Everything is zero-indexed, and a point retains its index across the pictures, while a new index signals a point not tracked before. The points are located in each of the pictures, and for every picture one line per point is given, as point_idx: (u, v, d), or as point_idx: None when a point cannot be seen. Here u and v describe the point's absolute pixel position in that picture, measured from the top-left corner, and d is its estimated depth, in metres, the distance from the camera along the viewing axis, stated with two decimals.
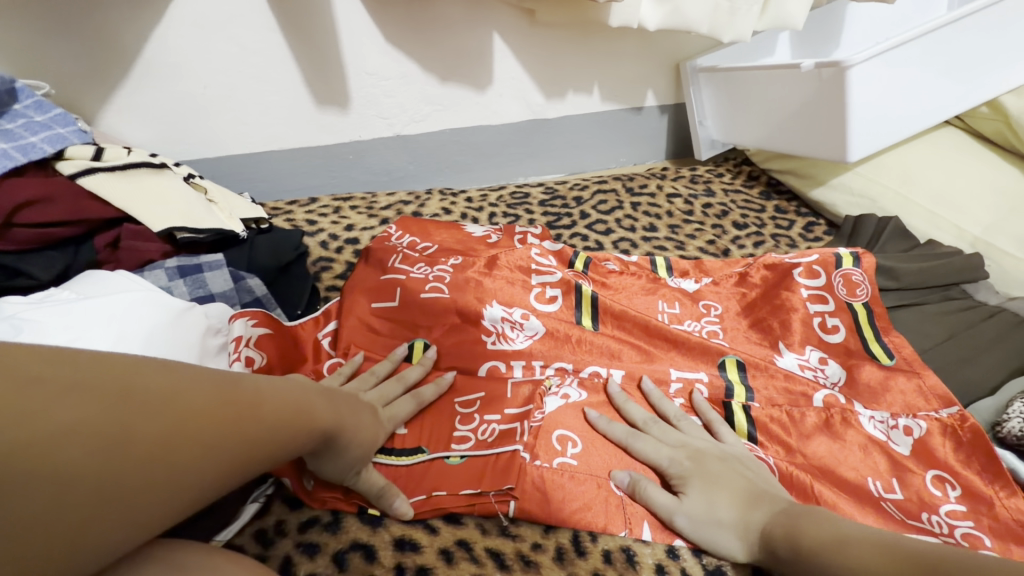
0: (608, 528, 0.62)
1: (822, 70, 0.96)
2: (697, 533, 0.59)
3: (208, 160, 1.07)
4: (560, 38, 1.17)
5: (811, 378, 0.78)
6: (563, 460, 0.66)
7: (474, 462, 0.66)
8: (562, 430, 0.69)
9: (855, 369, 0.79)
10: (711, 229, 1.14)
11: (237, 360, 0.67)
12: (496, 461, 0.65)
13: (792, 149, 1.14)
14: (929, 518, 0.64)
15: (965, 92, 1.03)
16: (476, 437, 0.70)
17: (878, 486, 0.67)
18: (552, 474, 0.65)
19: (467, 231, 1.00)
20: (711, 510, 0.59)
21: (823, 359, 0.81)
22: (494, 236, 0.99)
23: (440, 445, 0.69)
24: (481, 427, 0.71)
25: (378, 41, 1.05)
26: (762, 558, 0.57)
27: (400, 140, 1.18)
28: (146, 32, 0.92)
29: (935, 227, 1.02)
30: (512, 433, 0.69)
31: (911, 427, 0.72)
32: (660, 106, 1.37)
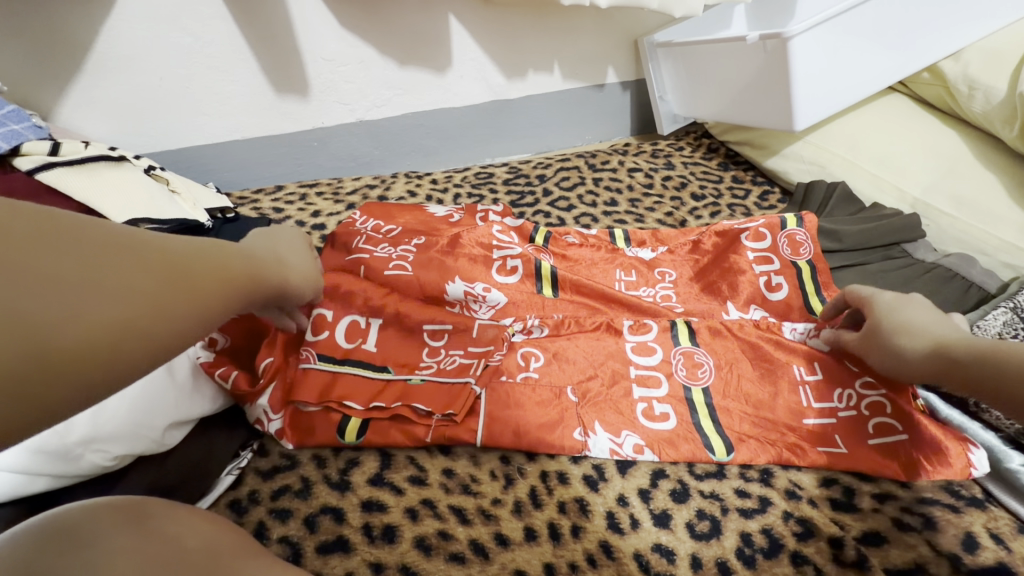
0: (561, 441, 0.69)
1: (766, 41, 0.99)
2: (881, 335, 0.63)
3: (171, 152, 1.08)
4: (516, 18, 1.19)
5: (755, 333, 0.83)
6: (527, 373, 0.74)
7: (433, 387, 0.72)
8: (527, 347, 0.77)
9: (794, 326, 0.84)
10: (670, 201, 1.17)
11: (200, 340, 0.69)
12: (453, 390, 0.71)
13: (746, 120, 1.18)
14: (840, 395, 0.72)
15: (905, 57, 1.07)
16: (439, 366, 0.76)
17: (802, 371, 0.75)
18: (516, 386, 0.72)
19: (432, 212, 1.03)
20: (912, 319, 0.62)
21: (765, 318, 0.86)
22: (456, 215, 1.02)
23: (406, 367, 0.75)
24: (445, 359, 0.76)
25: (334, 28, 1.06)
26: (929, 363, 0.58)
27: (363, 126, 1.19)
28: (95, 26, 0.92)
29: (878, 190, 1.06)
30: (468, 367, 0.74)
31: None
32: (622, 83, 1.40)
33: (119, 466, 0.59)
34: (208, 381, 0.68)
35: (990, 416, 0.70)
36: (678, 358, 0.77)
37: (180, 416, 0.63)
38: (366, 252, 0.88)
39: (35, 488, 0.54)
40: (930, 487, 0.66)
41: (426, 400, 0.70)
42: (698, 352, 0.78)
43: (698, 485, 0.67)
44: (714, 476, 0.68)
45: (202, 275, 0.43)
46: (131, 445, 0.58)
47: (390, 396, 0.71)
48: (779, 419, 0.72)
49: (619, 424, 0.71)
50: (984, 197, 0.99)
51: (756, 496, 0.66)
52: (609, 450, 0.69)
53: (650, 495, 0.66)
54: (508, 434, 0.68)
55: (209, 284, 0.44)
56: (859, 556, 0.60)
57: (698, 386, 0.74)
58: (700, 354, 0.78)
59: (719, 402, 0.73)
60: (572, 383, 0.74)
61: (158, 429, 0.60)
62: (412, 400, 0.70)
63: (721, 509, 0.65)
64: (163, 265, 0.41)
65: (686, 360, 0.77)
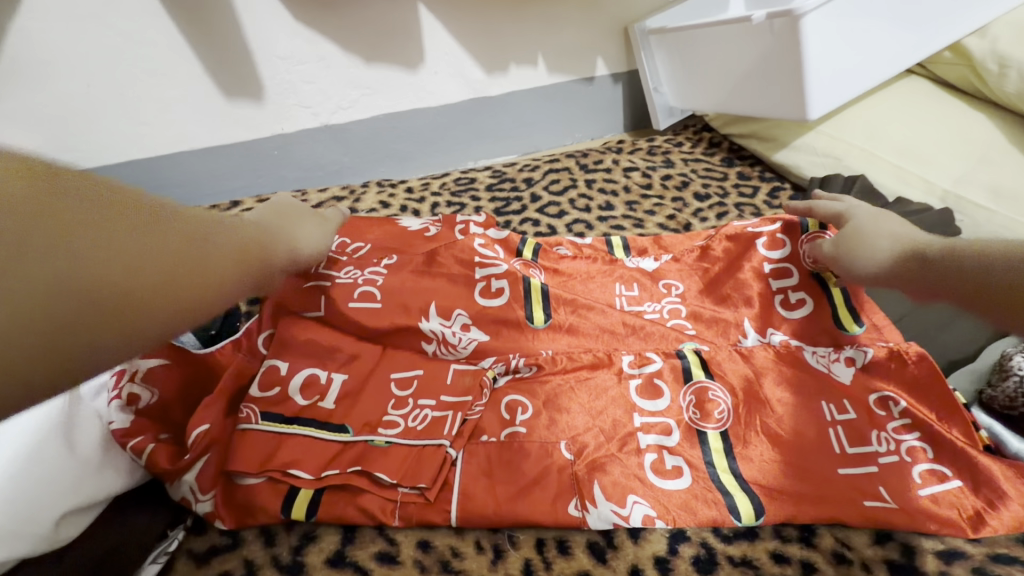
0: (556, 514, 0.57)
1: (774, 21, 0.88)
2: (843, 247, 0.67)
3: (108, 167, 0.96)
4: (492, 5, 1.07)
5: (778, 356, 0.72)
6: (513, 430, 0.63)
7: (398, 449, 0.61)
8: (511, 397, 0.66)
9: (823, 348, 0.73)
10: (672, 202, 1.06)
11: (118, 398, 0.57)
12: (419, 453, 0.61)
13: (751, 111, 1.07)
14: (878, 436, 0.62)
15: (927, 34, 0.97)
16: (406, 423, 0.65)
17: (832, 410, 0.64)
18: (502, 448, 0.62)
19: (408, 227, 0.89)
20: (878, 227, 0.66)
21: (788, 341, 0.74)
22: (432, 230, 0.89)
23: (367, 427, 0.64)
24: (413, 413, 0.66)
25: (287, 21, 0.94)
26: (892, 263, 0.61)
27: (328, 131, 1.08)
28: (3, 27, 0.80)
29: (903, 183, 0.95)
30: (440, 424, 0.64)
31: (854, 357, 0.68)
32: (613, 75, 1.29)
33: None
34: (121, 453, 0.55)
35: None
36: (690, 400, 0.66)
37: (81, 501, 0.50)
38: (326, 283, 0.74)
39: None
40: (1002, 541, 0.55)
41: (389, 468, 0.59)
42: (715, 390, 0.67)
43: (726, 550, 0.56)
44: (745, 537, 0.57)
45: (131, 260, 0.39)
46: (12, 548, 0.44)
47: (346, 460, 0.60)
48: (812, 469, 0.60)
49: (623, 489, 0.58)
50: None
51: (797, 561, 0.55)
52: (613, 521, 0.56)
53: (669, 566, 0.54)
54: (490, 505, 0.57)
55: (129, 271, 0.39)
56: None
57: (713, 430, 0.64)
58: (715, 390, 0.67)
59: (739, 447, 0.62)
60: (566, 438, 0.62)
61: (48, 523, 0.47)
62: (371, 468, 0.59)
63: None
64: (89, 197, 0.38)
65: (699, 400, 0.66)
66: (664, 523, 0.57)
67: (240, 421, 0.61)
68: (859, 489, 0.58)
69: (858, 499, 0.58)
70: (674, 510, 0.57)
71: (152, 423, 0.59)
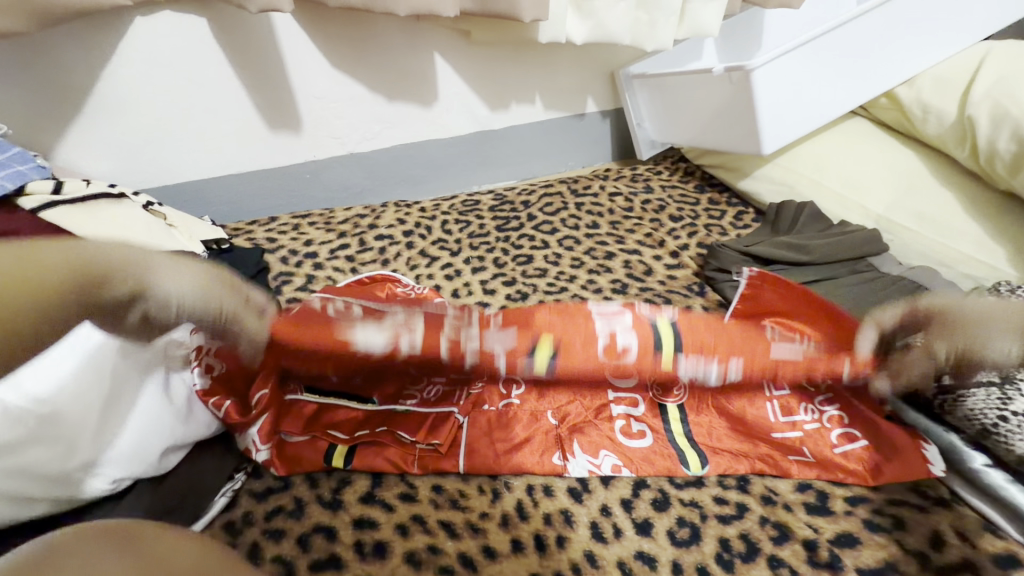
0: (542, 466, 0.71)
1: (732, 73, 1.06)
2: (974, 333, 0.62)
3: (168, 187, 1.12)
4: (497, 53, 1.25)
5: None
6: (508, 401, 0.79)
7: (418, 416, 0.76)
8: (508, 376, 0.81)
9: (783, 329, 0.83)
10: (649, 223, 1.23)
11: (199, 367, 0.70)
12: (434, 419, 0.75)
13: (718, 146, 1.24)
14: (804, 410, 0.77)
15: (863, 84, 1.15)
16: (421, 396, 0.79)
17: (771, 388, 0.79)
18: (501, 415, 0.77)
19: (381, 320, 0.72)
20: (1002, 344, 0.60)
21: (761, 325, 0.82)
22: (405, 343, 0.69)
23: (389, 397, 0.78)
24: (427, 388, 0.80)
25: (325, 67, 1.12)
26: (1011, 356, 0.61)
27: (354, 158, 1.25)
28: (97, 71, 0.97)
29: (844, 209, 1.12)
30: (452, 396, 0.79)
31: None
32: (601, 111, 1.47)
33: (117, 491, 0.59)
34: (202, 408, 0.69)
35: (956, 416, 0.71)
36: (653, 380, 0.81)
37: (177, 440, 0.64)
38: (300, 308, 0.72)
39: (38, 513, 0.53)
40: (898, 489, 0.69)
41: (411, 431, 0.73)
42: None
43: (678, 494, 0.70)
44: (694, 485, 0.71)
45: None
46: (131, 469, 0.59)
47: (375, 423, 0.75)
48: (750, 433, 0.75)
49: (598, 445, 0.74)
50: (942, 212, 1.05)
51: (734, 502, 0.69)
52: (587, 469, 0.71)
53: (632, 505, 0.68)
54: (492, 457, 0.71)
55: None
56: (833, 556, 0.63)
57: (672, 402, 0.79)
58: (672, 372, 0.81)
59: (692, 415, 0.77)
60: (553, 408, 0.78)
61: (156, 453, 0.61)
62: (396, 430, 0.74)
63: (701, 516, 0.67)
64: None
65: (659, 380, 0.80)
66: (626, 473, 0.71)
67: (289, 393, 0.76)
68: (790, 446, 0.74)
69: (789, 452, 0.73)
70: (638, 461, 0.72)
71: (223, 387, 0.72)
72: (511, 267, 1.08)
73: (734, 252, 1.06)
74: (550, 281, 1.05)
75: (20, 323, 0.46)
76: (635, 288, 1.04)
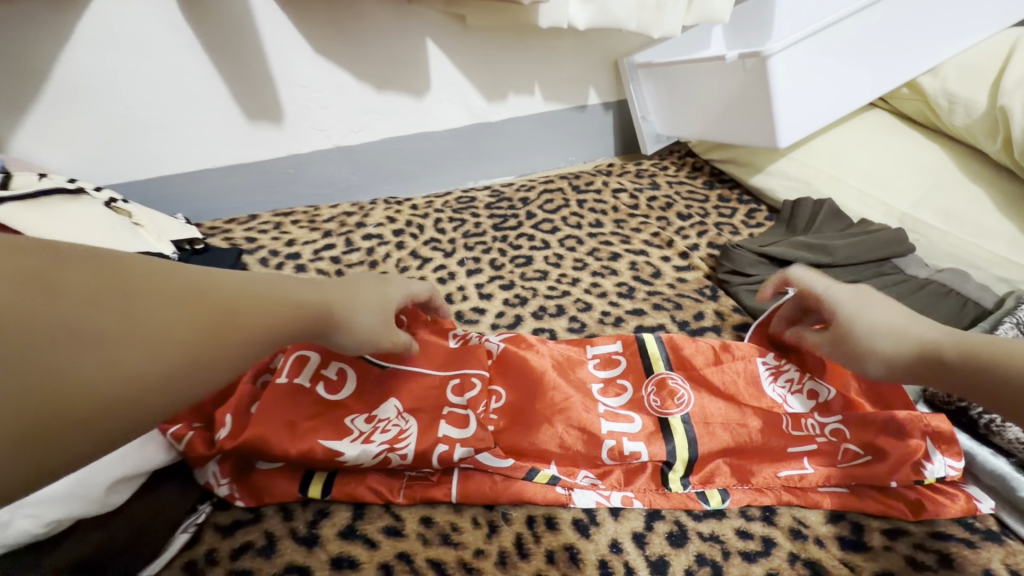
0: (543, 498, 0.64)
1: (746, 60, 0.98)
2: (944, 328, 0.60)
3: (138, 182, 1.04)
4: (494, 41, 1.17)
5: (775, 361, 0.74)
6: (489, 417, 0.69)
7: None
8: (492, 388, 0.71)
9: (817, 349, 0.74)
10: (656, 221, 1.15)
11: None
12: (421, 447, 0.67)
13: (729, 139, 1.17)
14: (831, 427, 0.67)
15: (885, 73, 1.07)
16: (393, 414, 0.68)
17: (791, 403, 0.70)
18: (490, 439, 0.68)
19: (371, 416, 0.66)
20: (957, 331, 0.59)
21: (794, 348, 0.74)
22: (396, 458, 0.62)
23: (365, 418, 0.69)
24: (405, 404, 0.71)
25: (307, 52, 1.03)
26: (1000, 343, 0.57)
27: (340, 151, 1.17)
28: (55, 55, 0.88)
29: (865, 206, 1.05)
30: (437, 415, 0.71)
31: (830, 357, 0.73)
32: (604, 103, 1.39)
33: (54, 533, 0.51)
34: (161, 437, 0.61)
35: (1004, 439, 0.66)
36: (651, 389, 0.71)
37: (128, 469, 0.56)
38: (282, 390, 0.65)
39: None
40: (943, 520, 0.62)
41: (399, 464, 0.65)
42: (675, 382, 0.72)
43: (696, 526, 0.62)
44: (714, 515, 0.63)
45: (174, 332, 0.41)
46: (70, 507, 0.51)
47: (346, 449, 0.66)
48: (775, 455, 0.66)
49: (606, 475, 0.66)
50: (971, 209, 0.98)
51: (759, 536, 0.61)
52: (595, 500, 0.64)
53: (645, 540, 0.61)
54: (489, 485, 0.64)
55: (172, 342, 0.41)
56: None
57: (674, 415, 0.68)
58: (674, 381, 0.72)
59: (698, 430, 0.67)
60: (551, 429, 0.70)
61: (101, 486, 0.53)
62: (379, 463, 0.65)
63: (723, 552, 0.60)
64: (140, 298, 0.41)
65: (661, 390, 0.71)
66: (642, 505, 0.64)
67: None
68: (829, 451, 0.66)
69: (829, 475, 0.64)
70: (650, 493, 0.65)
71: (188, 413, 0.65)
72: (509, 269, 1.01)
73: (749, 252, 0.99)
74: (551, 284, 0.97)
75: (204, 322, 0.43)
76: (643, 292, 0.96)
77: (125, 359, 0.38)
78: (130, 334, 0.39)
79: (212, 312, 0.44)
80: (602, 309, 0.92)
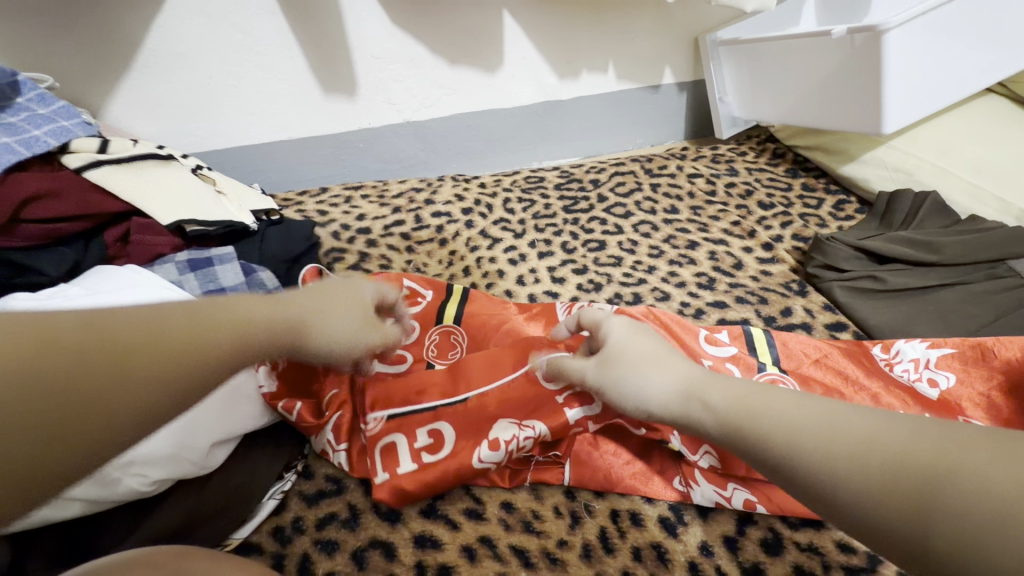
0: (651, 492, 0.62)
1: (855, 36, 0.90)
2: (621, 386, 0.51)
3: (217, 152, 1.06)
4: (572, 15, 1.12)
5: (899, 376, 0.72)
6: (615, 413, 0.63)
7: None
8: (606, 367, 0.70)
9: (955, 364, 0.71)
10: (736, 209, 1.09)
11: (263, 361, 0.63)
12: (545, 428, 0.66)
13: (821, 124, 1.08)
14: None
15: (1011, 54, 0.97)
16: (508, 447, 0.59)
17: None
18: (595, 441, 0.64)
19: (491, 440, 0.59)
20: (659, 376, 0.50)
21: (917, 366, 0.72)
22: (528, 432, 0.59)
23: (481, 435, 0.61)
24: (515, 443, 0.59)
25: (385, 24, 1.01)
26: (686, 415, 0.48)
27: (410, 126, 1.15)
28: (149, 21, 0.90)
29: (977, 201, 0.96)
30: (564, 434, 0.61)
31: (937, 379, 0.71)
32: (679, 83, 1.32)
33: (157, 491, 0.52)
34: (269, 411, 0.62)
35: None
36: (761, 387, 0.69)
37: (224, 434, 0.57)
38: (385, 407, 0.64)
39: (75, 512, 0.48)
40: None
41: None
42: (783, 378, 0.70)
43: (793, 536, 0.58)
44: (812, 525, 0.59)
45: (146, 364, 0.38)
46: (172, 468, 0.52)
47: None
48: None
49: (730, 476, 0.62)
50: None
51: (864, 552, 0.57)
52: (715, 500, 0.60)
53: (738, 545, 0.58)
54: (603, 473, 0.62)
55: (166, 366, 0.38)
56: None
57: None
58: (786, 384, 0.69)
59: None
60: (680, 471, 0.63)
61: (200, 450, 0.54)
62: None
63: (823, 566, 0.56)
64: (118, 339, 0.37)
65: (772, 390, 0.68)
66: (727, 506, 0.60)
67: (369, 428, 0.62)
68: None
69: None
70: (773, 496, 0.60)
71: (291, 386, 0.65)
72: (582, 253, 0.97)
73: (845, 246, 0.93)
74: (626, 271, 0.94)
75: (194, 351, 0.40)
76: (724, 284, 0.91)
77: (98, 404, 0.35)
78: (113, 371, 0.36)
79: (197, 339, 0.40)
80: (682, 299, 0.88)
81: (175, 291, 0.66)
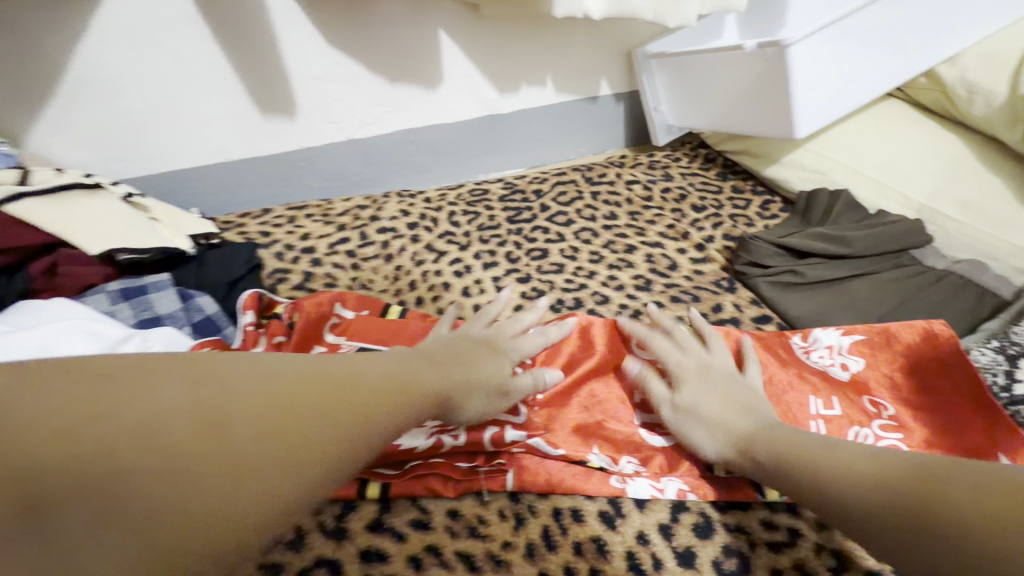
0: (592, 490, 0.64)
1: (765, 49, 0.96)
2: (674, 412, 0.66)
3: (153, 176, 1.04)
4: (507, 32, 1.16)
5: (817, 362, 0.78)
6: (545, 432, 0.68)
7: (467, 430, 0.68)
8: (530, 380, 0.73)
9: (865, 348, 0.78)
10: (671, 213, 1.15)
11: None
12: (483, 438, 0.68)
13: (744, 130, 1.15)
14: (859, 431, 0.69)
15: (905, 62, 1.06)
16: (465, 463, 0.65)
17: (818, 404, 0.72)
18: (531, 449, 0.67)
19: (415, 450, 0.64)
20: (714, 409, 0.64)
21: (831, 352, 0.79)
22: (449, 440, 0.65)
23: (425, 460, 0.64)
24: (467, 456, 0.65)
25: (321, 44, 1.02)
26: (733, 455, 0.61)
27: (353, 144, 1.16)
28: (70, 46, 0.88)
29: (882, 196, 1.05)
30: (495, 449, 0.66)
31: (848, 363, 0.77)
32: (615, 94, 1.38)
33: None
34: None
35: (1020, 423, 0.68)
36: None
37: None
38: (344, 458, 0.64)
39: None
40: None
41: (467, 455, 0.67)
42: None
43: (722, 518, 0.63)
44: (739, 507, 0.64)
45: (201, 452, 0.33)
46: None
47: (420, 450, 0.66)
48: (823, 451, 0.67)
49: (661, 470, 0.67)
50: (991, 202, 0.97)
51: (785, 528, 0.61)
52: (650, 492, 0.65)
53: (672, 531, 0.61)
54: (545, 476, 0.65)
55: (220, 453, 0.33)
56: None
57: None
58: None
59: None
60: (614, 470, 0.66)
61: None
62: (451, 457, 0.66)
63: (749, 544, 0.60)
64: (164, 419, 0.33)
65: None
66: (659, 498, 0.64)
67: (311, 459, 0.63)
68: None
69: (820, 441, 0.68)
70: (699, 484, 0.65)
71: None
72: (525, 262, 1.00)
73: (767, 244, 0.99)
74: (568, 277, 0.97)
75: (270, 433, 0.36)
76: (659, 285, 0.96)
77: (127, 501, 0.30)
78: (161, 464, 0.31)
79: (242, 428, 0.35)
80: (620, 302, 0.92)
81: (104, 324, 0.65)
